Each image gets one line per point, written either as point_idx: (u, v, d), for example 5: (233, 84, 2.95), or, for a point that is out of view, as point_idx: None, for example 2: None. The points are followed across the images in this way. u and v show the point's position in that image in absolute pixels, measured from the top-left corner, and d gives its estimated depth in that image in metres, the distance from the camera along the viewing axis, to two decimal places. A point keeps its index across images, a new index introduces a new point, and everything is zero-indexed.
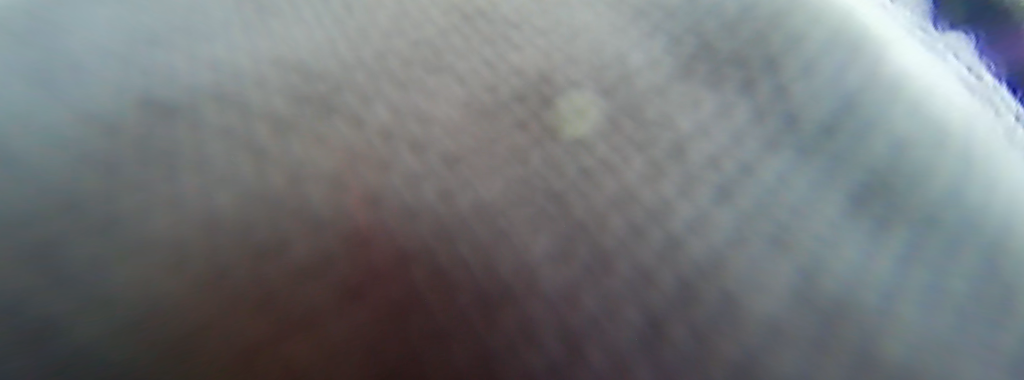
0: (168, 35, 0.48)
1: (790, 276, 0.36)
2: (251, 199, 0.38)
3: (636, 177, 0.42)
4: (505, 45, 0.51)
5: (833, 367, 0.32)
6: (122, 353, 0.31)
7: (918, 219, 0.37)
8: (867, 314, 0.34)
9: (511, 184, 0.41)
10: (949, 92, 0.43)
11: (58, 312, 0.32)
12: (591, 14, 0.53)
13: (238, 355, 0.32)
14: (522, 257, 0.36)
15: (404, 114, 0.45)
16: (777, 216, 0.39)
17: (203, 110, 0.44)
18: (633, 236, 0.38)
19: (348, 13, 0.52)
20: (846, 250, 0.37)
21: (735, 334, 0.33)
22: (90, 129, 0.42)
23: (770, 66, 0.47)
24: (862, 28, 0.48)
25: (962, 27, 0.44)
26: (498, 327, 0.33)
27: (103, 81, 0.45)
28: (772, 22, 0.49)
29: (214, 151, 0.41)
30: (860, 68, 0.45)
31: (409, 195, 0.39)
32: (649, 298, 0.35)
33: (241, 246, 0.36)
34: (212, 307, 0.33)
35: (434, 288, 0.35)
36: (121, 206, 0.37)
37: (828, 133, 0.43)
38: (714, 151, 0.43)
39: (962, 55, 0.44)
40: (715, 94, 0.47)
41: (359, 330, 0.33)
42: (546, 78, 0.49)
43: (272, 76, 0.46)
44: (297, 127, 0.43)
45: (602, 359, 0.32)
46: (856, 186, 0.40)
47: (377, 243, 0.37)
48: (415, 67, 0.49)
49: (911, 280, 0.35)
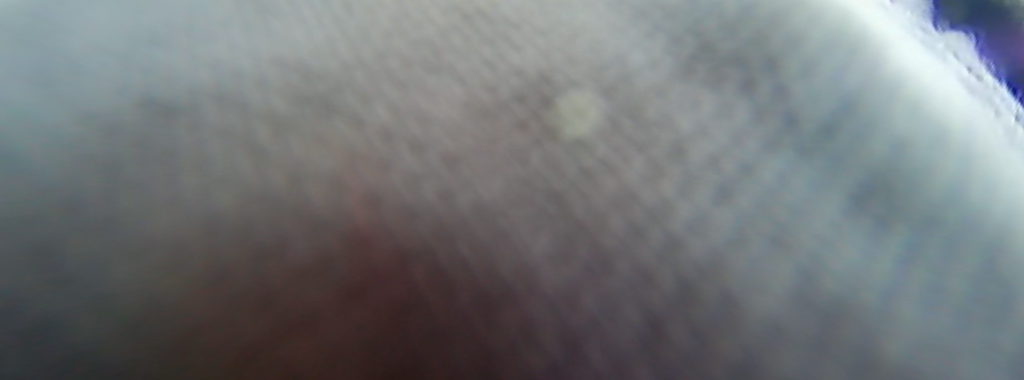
0: (168, 36, 0.48)
1: (789, 276, 0.36)
2: (251, 199, 0.39)
3: (636, 177, 0.42)
4: (505, 45, 0.51)
5: (834, 367, 0.32)
6: (121, 354, 0.31)
7: (918, 219, 0.37)
8: (865, 314, 0.34)
9: (511, 184, 0.41)
10: (951, 92, 0.43)
11: (57, 313, 0.32)
12: (591, 15, 0.53)
13: (236, 355, 0.31)
14: (522, 257, 0.37)
15: (404, 115, 0.45)
16: (777, 217, 0.39)
17: (203, 110, 0.44)
18: (633, 236, 0.38)
19: (348, 13, 0.52)
20: (847, 250, 0.37)
21: (735, 334, 0.33)
22: (90, 129, 0.42)
23: (769, 67, 0.48)
24: (862, 29, 0.48)
25: (962, 27, 0.45)
26: (498, 327, 0.33)
27: (104, 80, 0.45)
28: (771, 23, 0.50)
29: (213, 151, 0.41)
30: (859, 68, 0.45)
31: (410, 195, 0.40)
32: (649, 298, 0.35)
33: (241, 246, 0.36)
34: (212, 308, 0.33)
35: (434, 288, 0.35)
36: (120, 206, 0.38)
37: (828, 132, 0.43)
38: (714, 151, 0.43)
39: (962, 54, 0.45)
40: (715, 94, 0.47)
41: (359, 330, 0.33)
42: (546, 78, 0.49)
43: (273, 76, 0.46)
44: (298, 127, 0.43)
45: (601, 359, 0.32)
46: (856, 185, 0.40)
47: (378, 242, 0.37)
48: (415, 67, 0.49)
49: (912, 280, 0.35)
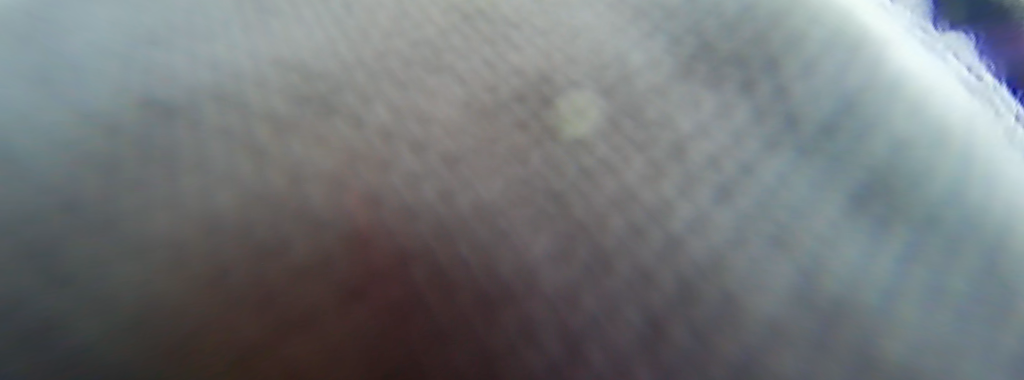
0: (168, 36, 0.48)
1: (789, 276, 0.36)
2: (251, 199, 0.38)
3: (636, 177, 0.42)
4: (505, 45, 0.51)
5: (834, 367, 0.32)
6: (122, 353, 0.31)
7: (918, 219, 0.37)
8: (866, 314, 0.34)
9: (511, 184, 0.41)
10: (950, 92, 0.43)
11: (57, 313, 0.32)
12: (591, 15, 0.53)
13: (237, 355, 0.32)
14: (522, 257, 0.37)
15: (404, 115, 0.45)
16: (778, 216, 0.39)
17: (203, 111, 0.44)
18: (633, 236, 0.38)
19: (348, 13, 0.52)
20: (847, 249, 0.37)
21: (735, 334, 0.34)
22: (90, 128, 0.42)
23: (769, 66, 0.48)
24: (862, 29, 0.48)
25: (962, 27, 0.46)
26: (498, 326, 0.33)
27: (104, 80, 0.45)
28: (771, 23, 0.50)
29: (214, 151, 0.41)
30: (859, 68, 0.45)
31: (410, 195, 0.40)
32: (649, 297, 0.35)
33: (241, 245, 0.36)
34: (212, 307, 0.33)
35: (434, 287, 0.35)
36: (121, 205, 0.38)
37: (828, 133, 0.43)
38: (714, 151, 0.43)
39: (962, 55, 0.45)
40: (715, 94, 0.47)
41: (360, 330, 0.33)
42: (546, 78, 0.49)
43: (273, 76, 0.46)
44: (298, 127, 0.43)
45: (601, 358, 0.32)
46: (856, 186, 0.40)
47: (378, 242, 0.37)
48: (415, 67, 0.49)
49: (911, 280, 0.35)
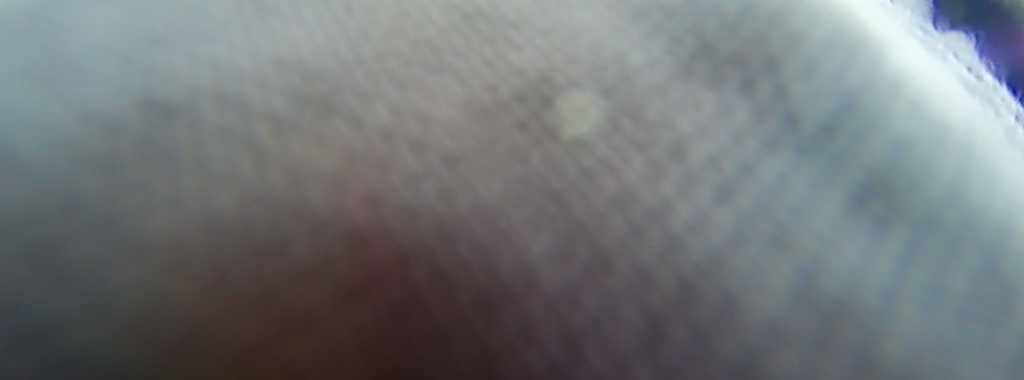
0: (167, 36, 0.48)
1: (789, 276, 0.36)
2: (251, 199, 0.38)
3: (636, 177, 0.42)
4: (505, 45, 0.51)
5: (833, 367, 0.32)
6: (122, 354, 0.31)
7: (918, 219, 0.37)
8: (866, 314, 0.34)
9: (511, 185, 0.41)
10: (949, 92, 0.43)
11: (57, 313, 0.32)
12: (591, 15, 0.53)
13: (236, 355, 0.32)
14: (521, 257, 0.36)
15: (404, 115, 0.45)
16: (778, 217, 0.39)
17: (203, 111, 0.44)
18: (632, 236, 0.38)
19: (348, 13, 0.52)
20: (846, 249, 0.37)
21: (735, 334, 0.34)
22: (90, 128, 0.42)
23: (769, 66, 0.48)
24: (862, 29, 0.48)
25: (962, 27, 0.46)
26: (498, 326, 0.33)
27: (104, 79, 0.45)
28: (771, 23, 0.50)
29: (213, 151, 0.41)
30: (859, 67, 0.45)
31: (409, 195, 0.40)
32: (649, 297, 0.35)
33: (241, 246, 0.36)
34: (211, 307, 0.33)
35: (434, 287, 0.35)
36: (121, 205, 0.38)
37: (828, 133, 0.43)
38: (714, 151, 0.43)
39: (962, 55, 0.45)
40: (715, 94, 0.47)
41: (359, 330, 0.33)
42: (545, 78, 0.49)
43: (273, 76, 0.46)
44: (298, 127, 0.43)
45: (601, 358, 0.32)
46: (856, 186, 0.40)
47: (378, 242, 0.37)
48: (415, 67, 0.49)
49: (911, 280, 0.35)
